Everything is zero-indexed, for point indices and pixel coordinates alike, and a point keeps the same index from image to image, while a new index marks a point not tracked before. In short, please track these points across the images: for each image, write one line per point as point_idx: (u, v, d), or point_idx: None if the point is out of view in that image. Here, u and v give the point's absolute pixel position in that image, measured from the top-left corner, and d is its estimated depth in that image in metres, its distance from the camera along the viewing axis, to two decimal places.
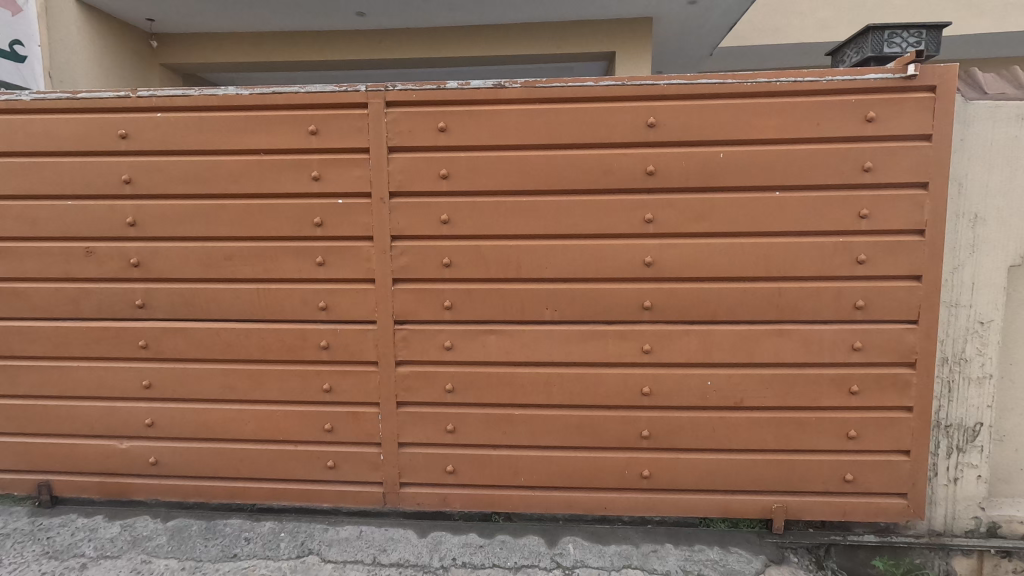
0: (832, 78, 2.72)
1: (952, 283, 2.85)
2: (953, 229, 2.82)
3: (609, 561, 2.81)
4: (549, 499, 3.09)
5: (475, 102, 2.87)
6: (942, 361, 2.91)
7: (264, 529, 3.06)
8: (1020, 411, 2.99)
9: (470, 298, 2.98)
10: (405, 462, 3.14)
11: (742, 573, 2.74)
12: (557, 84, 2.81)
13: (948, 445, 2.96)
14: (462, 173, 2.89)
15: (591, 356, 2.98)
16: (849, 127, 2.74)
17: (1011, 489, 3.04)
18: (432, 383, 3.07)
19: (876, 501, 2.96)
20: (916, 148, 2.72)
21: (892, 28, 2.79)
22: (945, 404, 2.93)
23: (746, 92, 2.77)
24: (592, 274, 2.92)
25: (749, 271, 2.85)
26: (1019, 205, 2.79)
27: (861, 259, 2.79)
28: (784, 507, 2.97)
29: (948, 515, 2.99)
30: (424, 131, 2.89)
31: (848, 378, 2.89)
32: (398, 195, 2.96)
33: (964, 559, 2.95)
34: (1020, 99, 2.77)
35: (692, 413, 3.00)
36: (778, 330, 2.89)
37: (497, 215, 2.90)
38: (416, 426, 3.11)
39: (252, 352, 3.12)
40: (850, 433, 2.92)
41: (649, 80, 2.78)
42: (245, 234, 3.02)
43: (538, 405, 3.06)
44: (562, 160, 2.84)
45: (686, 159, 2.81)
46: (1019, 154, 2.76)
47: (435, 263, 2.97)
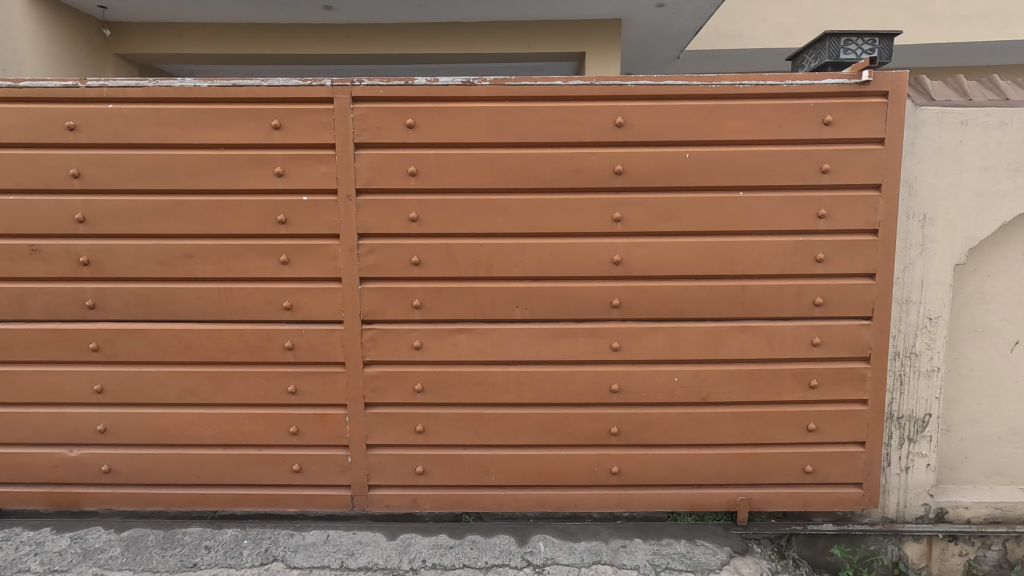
0: (792, 82, 2.81)
1: (903, 281, 2.99)
2: (904, 228, 2.95)
3: (580, 558, 2.83)
4: (520, 498, 3.09)
5: (445, 99, 2.85)
6: (894, 356, 3.04)
7: (226, 537, 2.96)
8: (964, 402, 3.16)
9: (440, 297, 2.96)
10: (374, 464, 3.08)
11: (708, 565, 2.80)
12: (526, 83, 2.81)
13: (900, 435, 3.09)
14: (431, 171, 2.86)
15: (561, 355, 2.99)
16: (809, 130, 2.83)
17: (956, 475, 3.21)
18: (401, 383, 3.03)
19: (834, 491, 3.07)
20: (871, 151, 2.83)
21: (847, 35, 2.90)
22: (897, 396, 3.07)
23: (711, 94, 2.84)
24: (562, 273, 2.93)
25: (714, 269, 2.92)
26: (964, 206, 2.93)
27: (820, 258, 2.88)
28: (748, 499, 3.05)
29: (900, 503, 3.13)
30: (392, 127, 2.84)
31: (808, 372, 2.99)
32: (366, 192, 2.91)
33: (915, 544, 3.11)
34: (965, 105, 2.91)
35: (661, 409, 3.04)
36: (742, 327, 2.97)
37: (467, 214, 2.89)
38: (385, 427, 3.06)
39: (213, 354, 3.01)
40: (810, 425, 3.02)
41: (617, 81, 2.82)
42: (205, 231, 2.91)
43: (509, 404, 3.05)
44: (532, 159, 2.84)
45: (654, 159, 2.85)
46: (963, 157, 2.91)
47: (404, 261, 2.93)
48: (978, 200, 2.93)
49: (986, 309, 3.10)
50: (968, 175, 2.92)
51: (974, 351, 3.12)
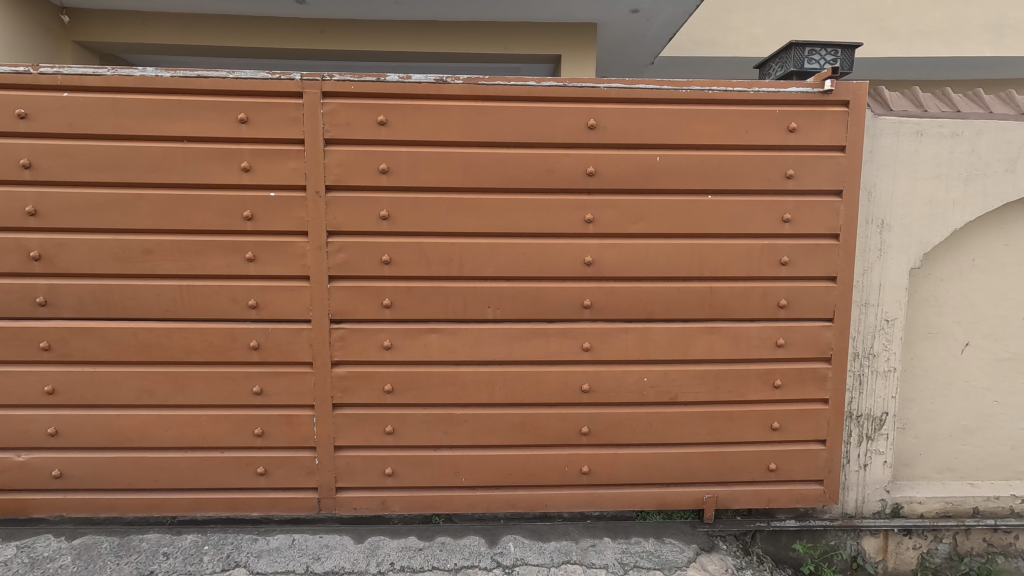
0: (759, 89, 2.89)
1: (863, 284, 3.09)
2: (863, 233, 3.06)
3: (549, 558, 2.83)
4: (490, 499, 3.07)
5: (417, 96, 2.82)
6: (854, 356, 3.14)
7: (186, 543, 2.86)
8: (919, 401, 3.29)
9: (411, 296, 2.92)
10: (342, 466, 3.03)
11: (676, 562, 2.84)
12: (500, 82, 2.82)
13: (859, 433, 3.20)
14: (402, 169, 2.83)
15: (532, 355, 2.99)
16: (775, 136, 2.91)
17: (911, 472, 3.35)
18: (371, 383, 2.98)
19: (796, 488, 3.15)
20: (832, 159, 2.93)
21: (811, 45, 2.99)
22: (856, 395, 3.17)
23: (681, 99, 2.89)
24: (534, 273, 2.93)
25: (683, 271, 2.97)
26: (919, 213, 3.06)
27: (784, 261, 2.96)
28: (715, 497, 3.11)
29: (858, 499, 3.24)
30: (363, 124, 2.80)
31: (772, 373, 3.07)
32: (335, 189, 2.86)
33: (872, 538, 3.22)
34: (920, 116, 3.03)
35: (630, 409, 3.07)
36: (710, 328, 3.02)
37: (440, 213, 2.87)
38: (354, 429, 3.01)
39: (174, 353, 2.91)
40: (774, 424, 3.10)
41: (590, 83, 2.84)
42: (166, 227, 2.82)
43: (480, 404, 3.04)
44: (505, 159, 2.84)
45: (625, 161, 2.88)
46: (919, 166, 3.03)
47: (374, 260, 2.89)
48: (932, 207, 3.06)
49: (939, 312, 3.23)
50: (923, 183, 3.04)
51: (928, 352, 3.26)
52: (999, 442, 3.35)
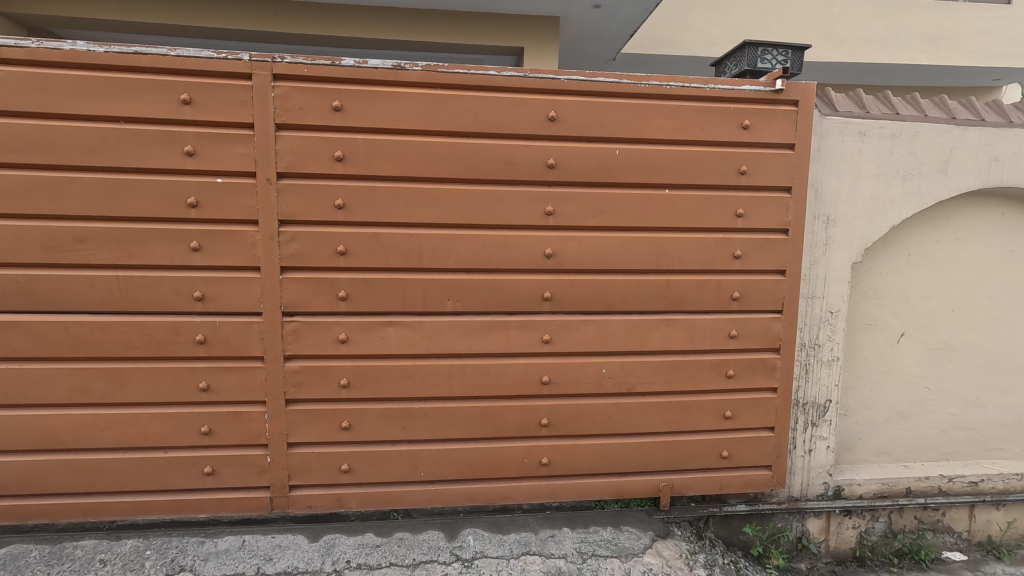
0: (714, 86, 2.96)
1: (810, 277, 3.22)
2: (810, 229, 3.18)
3: (508, 549, 2.83)
4: (450, 493, 3.05)
5: (374, 82, 2.74)
6: (801, 346, 3.28)
7: (125, 548, 2.70)
8: (859, 388, 3.47)
9: (367, 289, 2.85)
10: (295, 464, 2.93)
11: (632, 550, 2.89)
12: (459, 71, 2.77)
13: (805, 420, 3.34)
14: (359, 157, 2.75)
15: (492, 348, 2.97)
16: (729, 133, 2.98)
17: (851, 455, 3.54)
18: (326, 378, 2.89)
19: (747, 474, 3.26)
20: (782, 156, 3.04)
21: (764, 46, 3.08)
22: (803, 384, 3.31)
23: (640, 93, 2.92)
24: (494, 265, 2.91)
25: (641, 264, 3.01)
26: (861, 209, 3.21)
27: (737, 255, 3.05)
28: (670, 485, 3.19)
29: (803, 482, 3.39)
30: (316, 109, 2.70)
31: (725, 363, 3.16)
32: (287, 176, 2.74)
33: (816, 519, 3.39)
34: (863, 117, 3.18)
35: (589, 400, 3.11)
36: (666, 320, 3.08)
37: (398, 202, 2.80)
38: (308, 425, 2.91)
39: (112, 349, 2.74)
40: (727, 413, 3.20)
41: (551, 74, 2.83)
42: (101, 213, 2.64)
43: (439, 398, 3.00)
44: (465, 149, 2.80)
45: (585, 154, 2.90)
46: (861, 164, 3.18)
47: (329, 251, 2.79)
48: (872, 204, 3.21)
49: (878, 304, 3.41)
50: (864, 181, 3.20)
51: (868, 342, 3.44)
52: (930, 426, 3.58)
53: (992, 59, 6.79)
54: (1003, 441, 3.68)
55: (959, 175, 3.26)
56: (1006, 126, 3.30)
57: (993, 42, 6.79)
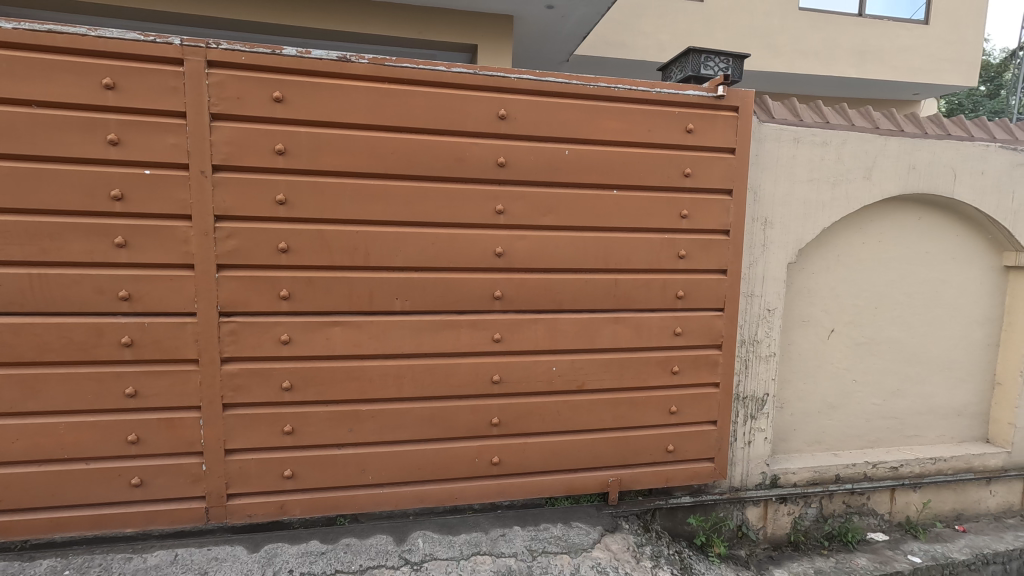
0: (660, 90, 3.04)
1: (749, 276, 3.36)
2: (749, 230, 3.32)
3: (459, 550, 2.81)
4: (399, 495, 2.99)
5: (317, 73, 2.64)
6: (741, 343, 3.42)
7: (40, 569, 2.49)
8: (794, 381, 3.66)
9: (311, 287, 2.75)
10: (233, 472, 2.79)
11: (582, 545, 2.93)
12: (408, 65, 2.72)
13: (745, 413, 3.49)
14: (301, 150, 2.64)
15: (442, 347, 2.94)
16: (674, 136, 3.08)
17: (786, 445, 3.73)
18: (266, 381, 2.77)
19: (691, 467, 3.37)
20: (723, 160, 3.16)
21: (707, 53, 3.19)
22: (743, 379, 3.45)
23: (589, 94, 2.96)
24: (444, 263, 2.87)
25: (589, 263, 3.05)
26: (795, 212, 3.38)
27: (682, 254, 3.15)
28: (618, 480, 3.25)
29: (743, 473, 3.54)
30: (255, 99, 2.57)
31: (670, 359, 3.26)
32: (223, 169, 2.60)
33: (755, 508, 3.55)
34: (797, 124, 3.34)
35: (540, 398, 3.12)
36: (615, 318, 3.14)
37: (343, 198, 2.71)
38: (247, 430, 2.78)
39: (24, 353, 2.52)
40: (672, 408, 3.29)
41: (500, 72, 2.82)
42: (11, 205, 2.41)
43: (388, 399, 2.93)
44: (413, 145, 2.75)
45: (535, 153, 2.91)
46: (795, 169, 3.35)
47: (270, 248, 2.67)
48: (805, 207, 3.39)
49: (811, 302, 3.61)
50: (798, 185, 3.37)
51: (802, 338, 3.63)
52: (856, 416, 3.83)
53: (911, 75, 7.36)
54: (920, 428, 3.99)
55: (882, 182, 3.50)
56: (922, 137, 3.56)
57: (912, 59, 7.36)
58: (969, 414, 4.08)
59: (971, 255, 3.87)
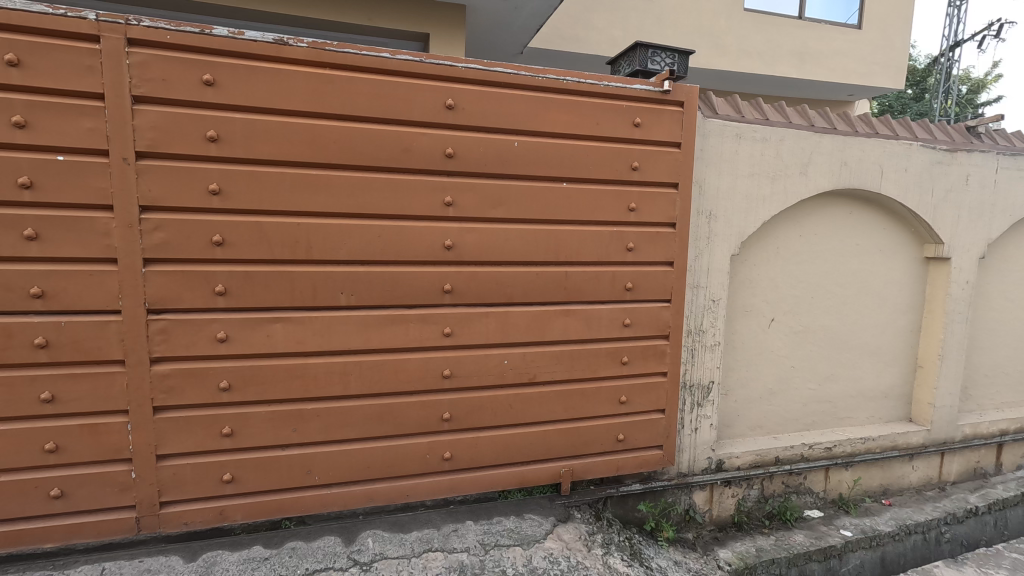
0: (607, 84, 3.06)
1: (695, 268, 3.46)
2: (695, 223, 3.41)
3: (410, 548, 2.75)
4: (348, 495, 2.90)
5: (252, 56, 2.50)
6: (688, 333, 3.51)
7: None
8: (737, 369, 3.81)
9: (249, 282, 2.61)
10: (167, 478, 2.63)
11: (534, 536, 2.94)
12: (351, 51, 2.61)
13: (691, 400, 3.59)
14: (236, 137, 2.50)
15: (391, 343, 2.87)
16: (622, 130, 3.11)
17: (731, 431, 3.88)
18: (201, 381, 2.62)
19: (641, 454, 3.45)
20: (670, 154, 3.22)
21: (653, 48, 3.24)
22: (690, 368, 3.55)
23: (538, 86, 2.95)
24: (391, 256, 2.80)
25: (539, 256, 3.05)
26: (738, 206, 3.50)
27: (630, 247, 3.20)
28: (570, 470, 3.28)
29: (690, 458, 3.65)
30: (182, 81, 2.41)
31: (620, 350, 3.31)
32: (148, 156, 2.43)
33: (701, 492, 3.68)
34: (739, 120, 3.45)
35: (492, 392, 3.10)
36: (566, 311, 3.16)
37: (282, 188, 2.59)
38: (181, 434, 2.62)
39: None
40: (622, 398, 3.35)
41: (448, 61, 2.76)
42: None
43: (334, 397, 2.84)
44: (357, 134, 2.66)
45: (484, 145, 2.87)
46: (738, 164, 3.46)
47: (202, 240, 2.52)
48: (747, 200, 3.51)
49: (753, 292, 3.76)
50: (740, 180, 3.48)
51: (744, 327, 3.77)
52: (794, 400, 4.03)
53: (846, 76, 7.77)
54: (851, 410, 4.24)
55: (817, 177, 3.67)
56: (853, 135, 3.75)
57: (847, 62, 7.76)
58: (894, 396, 4.36)
59: (895, 248, 4.14)
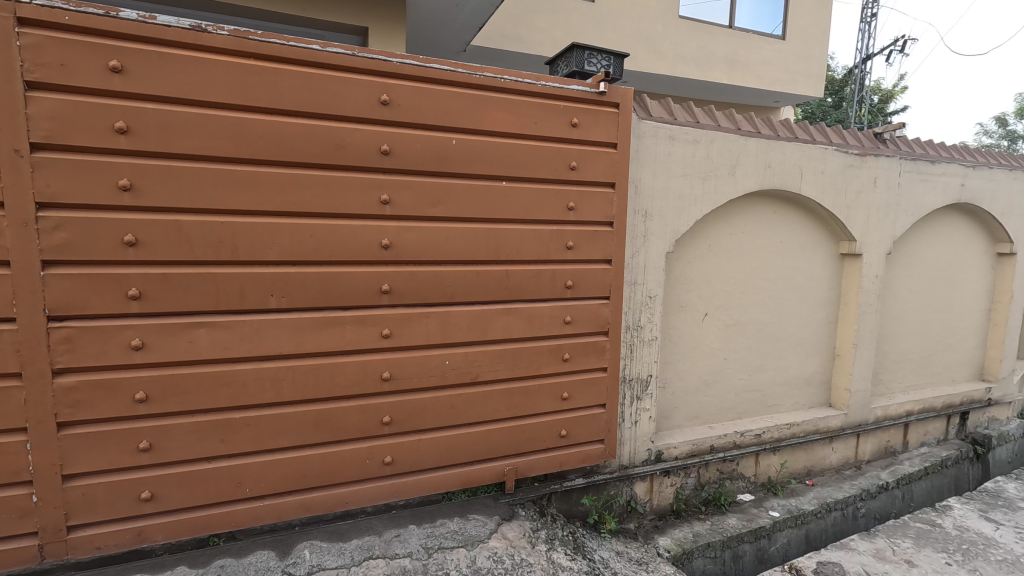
0: (545, 83, 3.09)
1: (632, 265, 3.55)
2: (632, 222, 3.50)
3: (350, 557, 2.65)
4: (282, 506, 2.77)
5: (165, 43, 2.33)
6: (626, 329, 3.61)
7: None
8: (673, 362, 3.95)
9: (166, 285, 2.44)
10: (75, 500, 2.41)
11: (478, 537, 2.92)
12: (277, 41, 2.49)
13: (631, 394, 3.69)
14: (148, 130, 2.32)
15: (325, 346, 2.76)
16: (559, 130, 3.16)
17: (668, 422, 4.03)
18: (114, 393, 2.42)
19: (583, 449, 3.51)
20: (606, 155, 3.29)
21: (589, 49, 3.30)
22: (629, 362, 3.65)
23: (475, 84, 2.94)
24: (324, 256, 2.69)
25: (480, 255, 3.04)
26: (672, 205, 3.63)
27: (569, 245, 3.25)
28: (514, 468, 3.28)
29: (631, 451, 3.75)
30: (85, 67, 2.21)
31: (561, 347, 3.35)
32: (46, 148, 2.21)
33: (642, 483, 3.79)
34: (672, 122, 3.57)
35: (433, 393, 3.05)
36: (507, 309, 3.16)
37: (204, 185, 2.44)
38: (91, 451, 2.41)
39: None
40: (564, 395, 3.40)
41: (381, 56, 2.69)
42: None
43: (265, 405, 2.70)
44: (285, 128, 2.54)
45: (421, 142, 2.82)
46: (671, 165, 3.59)
47: (112, 240, 2.32)
48: (680, 200, 3.65)
49: (687, 288, 3.92)
50: (674, 180, 3.61)
51: (680, 322, 3.92)
52: (725, 391, 4.23)
53: (772, 84, 8.26)
54: (777, 398, 4.50)
55: (744, 178, 3.86)
56: (776, 139, 3.98)
57: (772, 70, 8.26)
58: (816, 382, 4.68)
59: (814, 244, 4.43)
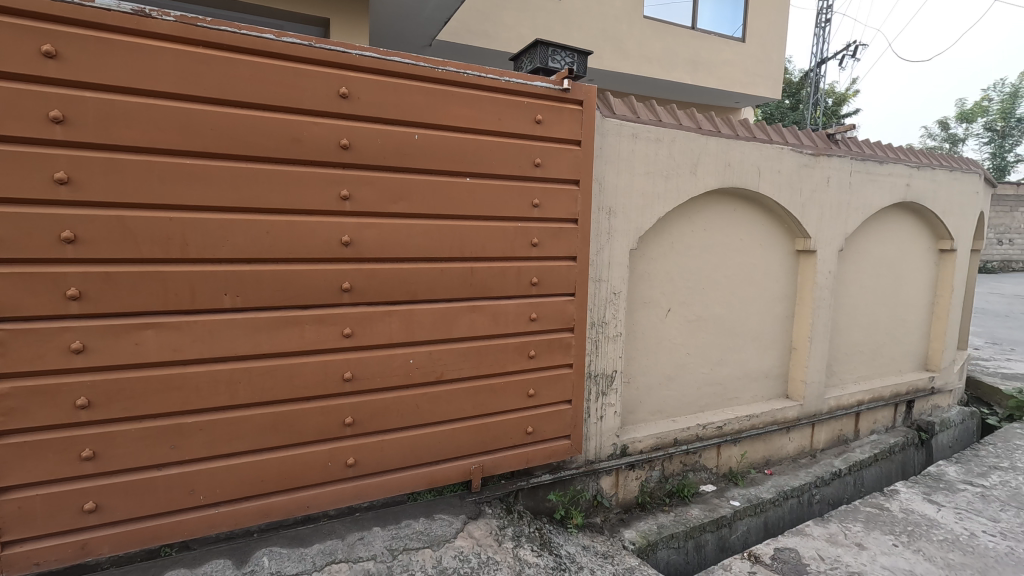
0: (509, 79, 3.07)
1: (597, 262, 3.58)
2: (596, 219, 3.53)
3: (311, 563, 2.58)
4: (239, 513, 2.67)
5: (105, 27, 2.20)
6: (591, 325, 3.63)
7: None
8: (637, 357, 4.01)
9: (110, 284, 2.31)
10: (10, 514, 2.26)
11: (443, 537, 2.89)
12: (228, 29, 2.39)
13: (596, 389, 3.73)
14: (87, 120, 2.19)
15: (283, 346, 2.68)
16: (523, 126, 3.14)
17: (633, 417, 4.08)
18: (52, 399, 2.27)
19: (550, 445, 3.52)
20: (570, 152, 3.30)
21: (553, 46, 3.30)
22: (594, 358, 3.68)
23: (438, 78, 2.89)
24: (281, 254, 2.60)
25: (443, 252, 3.00)
26: (635, 203, 3.67)
27: (534, 242, 3.25)
28: (480, 467, 3.27)
29: (597, 446, 3.79)
30: (14, 51, 2.06)
31: (527, 344, 3.35)
32: None
33: (607, 477, 3.84)
34: (635, 120, 3.61)
35: (396, 392, 3.00)
36: (472, 307, 3.14)
37: (150, 179, 2.32)
38: (28, 461, 2.26)
39: None
40: (530, 391, 3.40)
41: (340, 47, 2.62)
42: None
43: (220, 409, 2.60)
44: (237, 120, 2.44)
45: (382, 137, 2.76)
46: (634, 162, 3.63)
47: (48, 237, 2.18)
48: (643, 197, 3.70)
49: (650, 284, 3.98)
50: (637, 178, 3.65)
51: (644, 317, 3.98)
52: (688, 385, 4.32)
53: (732, 85, 8.48)
54: (737, 391, 4.63)
55: (704, 176, 3.95)
56: (735, 138, 4.07)
57: (733, 71, 8.47)
58: (773, 375, 4.83)
59: (771, 241, 4.57)
